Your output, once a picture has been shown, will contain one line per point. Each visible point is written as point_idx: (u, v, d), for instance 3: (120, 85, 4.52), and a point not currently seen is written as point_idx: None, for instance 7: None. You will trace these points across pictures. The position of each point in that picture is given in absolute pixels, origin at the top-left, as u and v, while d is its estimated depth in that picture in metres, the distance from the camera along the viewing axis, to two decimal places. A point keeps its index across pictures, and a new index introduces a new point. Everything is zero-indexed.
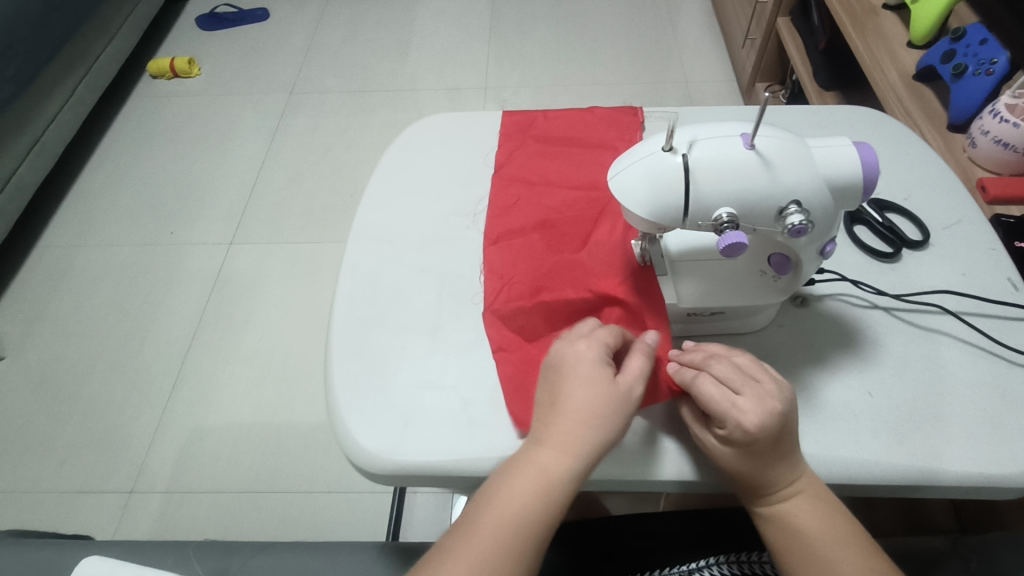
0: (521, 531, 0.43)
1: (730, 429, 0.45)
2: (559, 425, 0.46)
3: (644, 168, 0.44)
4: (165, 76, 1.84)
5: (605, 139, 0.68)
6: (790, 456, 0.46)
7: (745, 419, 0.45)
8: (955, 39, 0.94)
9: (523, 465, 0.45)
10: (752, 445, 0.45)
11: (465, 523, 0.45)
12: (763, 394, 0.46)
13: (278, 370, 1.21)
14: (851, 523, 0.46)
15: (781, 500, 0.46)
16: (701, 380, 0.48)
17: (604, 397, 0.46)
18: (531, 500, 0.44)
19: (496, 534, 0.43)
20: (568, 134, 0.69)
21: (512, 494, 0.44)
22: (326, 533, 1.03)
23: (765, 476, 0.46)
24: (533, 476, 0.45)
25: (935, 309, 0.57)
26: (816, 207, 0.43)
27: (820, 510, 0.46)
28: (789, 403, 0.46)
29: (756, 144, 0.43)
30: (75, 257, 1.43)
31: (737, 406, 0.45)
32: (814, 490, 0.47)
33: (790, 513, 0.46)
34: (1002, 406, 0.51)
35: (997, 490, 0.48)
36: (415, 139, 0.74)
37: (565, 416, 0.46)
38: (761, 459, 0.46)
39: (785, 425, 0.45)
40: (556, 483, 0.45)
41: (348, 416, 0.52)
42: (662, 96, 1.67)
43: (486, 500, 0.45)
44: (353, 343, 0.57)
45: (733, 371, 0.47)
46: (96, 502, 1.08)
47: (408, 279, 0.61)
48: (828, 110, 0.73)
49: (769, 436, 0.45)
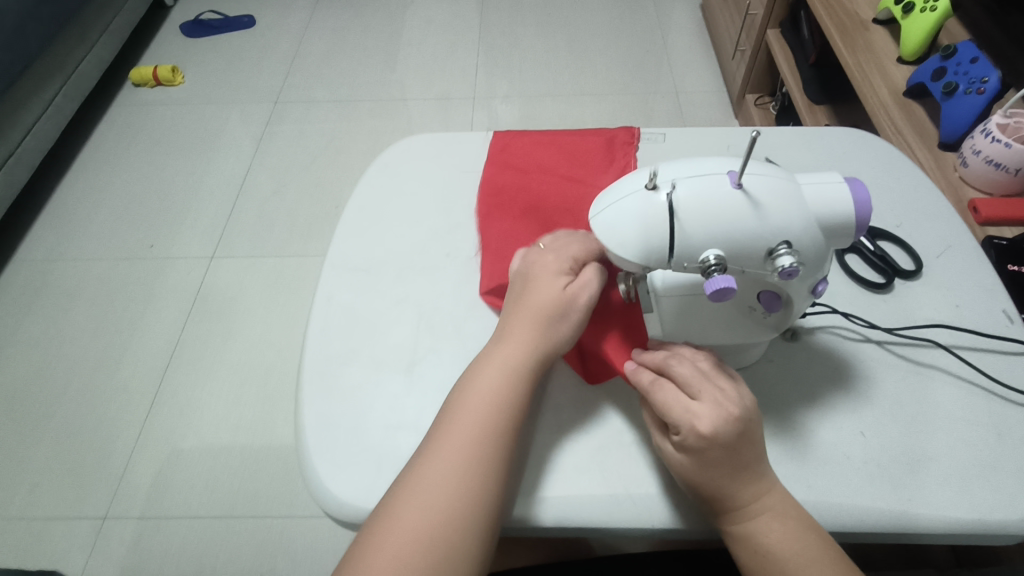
0: (475, 456, 0.45)
1: (685, 435, 0.44)
2: (491, 364, 0.49)
3: (627, 208, 0.42)
4: (148, 84, 1.81)
5: (601, 142, 0.69)
6: (750, 471, 0.44)
7: (698, 424, 0.43)
8: (946, 56, 0.93)
9: (468, 388, 0.48)
10: (706, 454, 0.44)
11: (424, 445, 0.47)
12: (721, 399, 0.44)
13: (260, 389, 1.18)
14: (827, 543, 0.44)
15: (748, 520, 0.44)
16: (658, 385, 0.46)
17: (542, 331, 0.50)
18: (504, 380, 0.48)
19: (461, 444, 0.46)
20: (555, 143, 0.70)
21: (466, 410, 0.47)
22: (307, 559, 1.00)
23: (727, 491, 0.44)
24: (482, 395, 0.48)
25: (928, 343, 0.55)
26: (807, 248, 0.41)
27: (792, 529, 0.43)
28: (747, 414, 0.44)
29: (743, 182, 0.41)
30: (52, 272, 1.39)
31: (692, 411, 0.44)
32: (784, 509, 0.44)
33: (758, 533, 0.43)
34: (998, 448, 0.49)
35: (993, 536, 0.46)
36: (394, 162, 0.72)
37: (499, 353, 0.50)
38: (718, 472, 0.44)
39: (743, 436, 0.44)
40: (499, 415, 0.47)
41: (319, 460, 0.50)
42: (652, 107, 1.66)
43: (443, 422, 0.47)
44: (325, 379, 0.55)
45: (692, 374, 0.46)
46: (70, 528, 1.05)
47: (384, 311, 0.59)
48: (818, 133, 0.71)
49: (725, 446, 0.43)
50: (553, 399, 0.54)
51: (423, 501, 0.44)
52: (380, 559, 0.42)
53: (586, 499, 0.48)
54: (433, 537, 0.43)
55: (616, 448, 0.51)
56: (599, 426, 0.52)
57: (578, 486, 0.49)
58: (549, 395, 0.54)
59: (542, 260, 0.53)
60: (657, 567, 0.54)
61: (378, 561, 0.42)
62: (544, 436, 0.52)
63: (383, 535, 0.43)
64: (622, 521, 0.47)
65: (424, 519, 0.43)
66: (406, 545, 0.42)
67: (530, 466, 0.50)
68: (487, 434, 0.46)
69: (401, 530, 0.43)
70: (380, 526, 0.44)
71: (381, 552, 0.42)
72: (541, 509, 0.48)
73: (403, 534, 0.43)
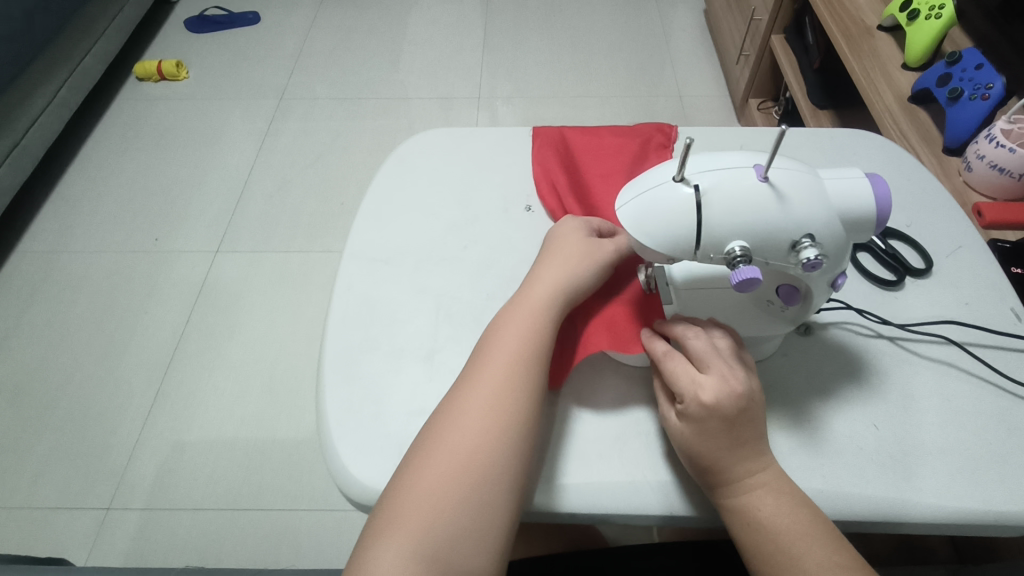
0: (493, 411, 0.47)
1: (687, 403, 0.46)
2: (513, 320, 0.52)
3: (655, 199, 0.43)
4: (152, 79, 1.81)
5: (634, 143, 0.69)
6: (748, 445, 0.45)
7: (701, 394, 0.45)
8: (951, 63, 0.94)
9: (503, 325, 0.52)
10: (708, 425, 0.45)
11: (447, 404, 0.48)
12: (727, 375, 0.46)
13: (264, 383, 1.19)
14: (821, 520, 0.44)
15: (743, 494, 0.45)
16: (670, 356, 0.49)
17: (572, 276, 0.54)
18: (529, 323, 0.51)
19: (491, 389, 0.48)
20: (595, 146, 0.70)
21: (501, 345, 0.50)
22: (311, 553, 1.00)
23: (725, 465, 0.45)
24: (512, 342, 0.50)
25: (939, 339, 0.56)
26: (830, 241, 0.42)
27: (786, 504, 0.44)
28: (749, 391, 0.46)
29: (769, 175, 0.42)
30: (55, 264, 1.39)
31: (698, 383, 0.46)
32: (780, 485, 0.45)
33: (753, 508, 0.44)
34: (1007, 443, 0.50)
35: (1004, 528, 0.47)
36: (411, 155, 0.73)
37: (524, 301, 0.53)
38: (718, 444, 0.45)
39: (743, 412, 0.45)
40: (521, 366, 0.49)
41: (341, 445, 0.51)
42: (655, 110, 1.67)
43: (470, 377, 0.49)
44: (345, 367, 0.55)
45: (703, 349, 0.48)
46: (72, 519, 1.05)
47: (404, 301, 0.60)
48: (830, 134, 0.72)
49: (725, 418, 0.45)
50: (568, 390, 0.54)
51: (459, 432, 0.46)
52: (404, 515, 0.43)
53: (603, 487, 0.48)
54: (454, 495, 0.44)
55: (632, 436, 0.51)
56: (617, 413, 0.53)
57: (595, 473, 0.49)
58: (569, 383, 0.55)
59: (563, 228, 0.58)
60: (671, 557, 0.55)
61: (402, 517, 0.43)
62: (562, 423, 0.52)
63: (410, 487, 0.44)
64: (636, 507, 0.48)
65: (445, 478, 0.44)
66: (429, 503, 0.43)
67: (548, 454, 0.50)
68: (512, 382, 0.48)
69: (423, 489, 0.44)
70: (421, 452, 0.46)
71: (405, 511, 0.43)
72: (558, 496, 0.48)
73: (425, 491, 0.44)
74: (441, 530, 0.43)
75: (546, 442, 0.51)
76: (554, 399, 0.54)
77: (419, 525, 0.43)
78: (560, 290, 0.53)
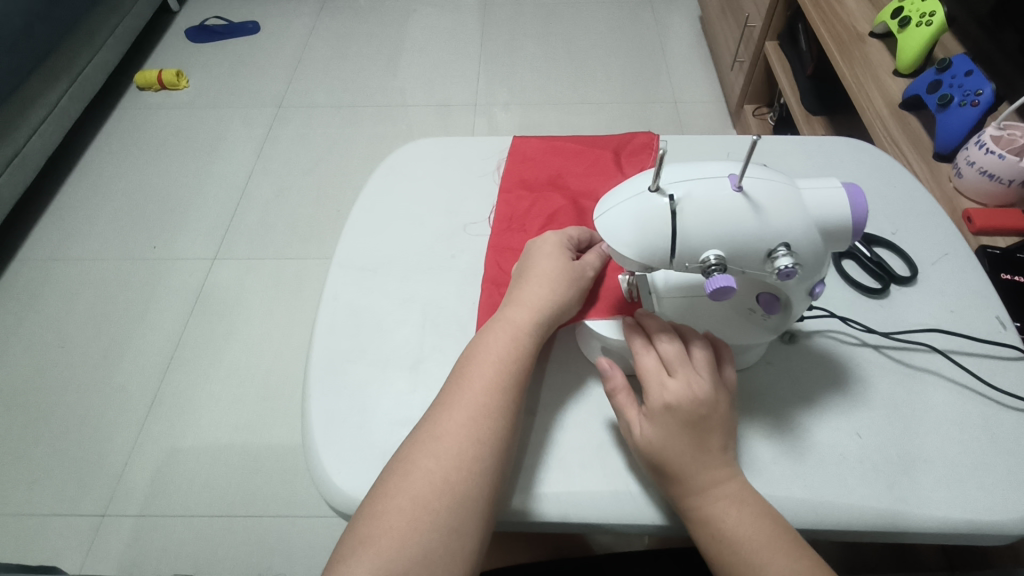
0: (467, 440, 0.47)
1: (652, 405, 0.47)
2: (492, 342, 0.52)
3: (632, 209, 0.43)
4: (152, 88, 1.82)
5: (608, 154, 0.71)
6: (711, 453, 0.46)
7: (666, 397, 0.47)
8: (941, 69, 0.95)
9: (481, 350, 0.51)
10: (670, 429, 0.46)
11: (423, 424, 0.49)
12: (692, 382, 0.47)
13: (260, 390, 1.19)
14: (783, 530, 0.44)
15: (705, 503, 0.45)
16: (642, 357, 0.49)
17: (553, 299, 0.54)
18: (511, 344, 0.52)
19: (464, 416, 0.48)
20: (574, 159, 0.71)
21: (479, 370, 0.50)
22: (304, 560, 1.00)
23: (688, 471, 0.45)
24: (494, 364, 0.50)
25: (924, 347, 0.57)
26: (805, 249, 0.43)
27: (747, 515, 0.44)
28: (713, 398, 0.47)
29: (743, 185, 0.42)
30: (53, 272, 1.40)
31: (665, 386, 0.47)
32: (742, 496, 0.45)
33: (713, 517, 0.44)
34: (991, 450, 0.50)
35: (987, 535, 0.47)
36: (402, 165, 0.73)
37: (504, 325, 0.53)
38: (681, 449, 0.45)
39: (705, 420, 0.46)
40: (498, 394, 0.49)
41: (325, 454, 0.51)
42: (651, 117, 1.67)
43: (446, 399, 0.49)
44: (331, 375, 0.55)
45: (674, 353, 0.48)
46: (68, 527, 1.05)
47: (390, 309, 0.60)
48: (817, 141, 0.73)
49: (687, 424, 0.46)
50: (554, 402, 0.54)
51: (433, 460, 0.46)
52: (372, 543, 0.43)
53: (586, 496, 0.49)
54: (420, 527, 0.44)
55: (614, 446, 0.51)
56: (606, 422, 0.53)
57: (577, 483, 0.49)
58: (553, 393, 0.55)
59: (543, 244, 0.58)
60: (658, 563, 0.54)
61: (370, 546, 0.43)
62: (547, 434, 0.52)
63: (380, 515, 0.44)
64: (618, 517, 0.48)
65: (412, 507, 0.44)
66: (396, 533, 0.43)
67: (531, 463, 0.51)
68: (490, 407, 0.48)
69: (391, 518, 0.44)
70: (411, 445, 0.47)
71: (375, 538, 0.43)
72: (537, 507, 0.49)
73: (392, 521, 0.44)
74: (427, 526, 0.44)
75: (534, 452, 0.51)
76: (539, 409, 0.54)
77: (391, 549, 0.43)
78: (542, 312, 0.53)
